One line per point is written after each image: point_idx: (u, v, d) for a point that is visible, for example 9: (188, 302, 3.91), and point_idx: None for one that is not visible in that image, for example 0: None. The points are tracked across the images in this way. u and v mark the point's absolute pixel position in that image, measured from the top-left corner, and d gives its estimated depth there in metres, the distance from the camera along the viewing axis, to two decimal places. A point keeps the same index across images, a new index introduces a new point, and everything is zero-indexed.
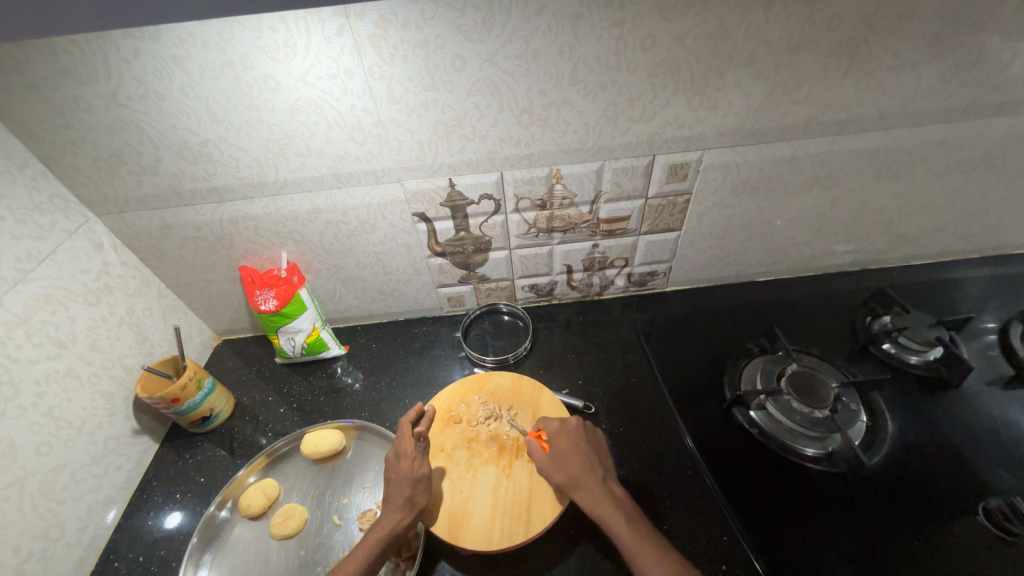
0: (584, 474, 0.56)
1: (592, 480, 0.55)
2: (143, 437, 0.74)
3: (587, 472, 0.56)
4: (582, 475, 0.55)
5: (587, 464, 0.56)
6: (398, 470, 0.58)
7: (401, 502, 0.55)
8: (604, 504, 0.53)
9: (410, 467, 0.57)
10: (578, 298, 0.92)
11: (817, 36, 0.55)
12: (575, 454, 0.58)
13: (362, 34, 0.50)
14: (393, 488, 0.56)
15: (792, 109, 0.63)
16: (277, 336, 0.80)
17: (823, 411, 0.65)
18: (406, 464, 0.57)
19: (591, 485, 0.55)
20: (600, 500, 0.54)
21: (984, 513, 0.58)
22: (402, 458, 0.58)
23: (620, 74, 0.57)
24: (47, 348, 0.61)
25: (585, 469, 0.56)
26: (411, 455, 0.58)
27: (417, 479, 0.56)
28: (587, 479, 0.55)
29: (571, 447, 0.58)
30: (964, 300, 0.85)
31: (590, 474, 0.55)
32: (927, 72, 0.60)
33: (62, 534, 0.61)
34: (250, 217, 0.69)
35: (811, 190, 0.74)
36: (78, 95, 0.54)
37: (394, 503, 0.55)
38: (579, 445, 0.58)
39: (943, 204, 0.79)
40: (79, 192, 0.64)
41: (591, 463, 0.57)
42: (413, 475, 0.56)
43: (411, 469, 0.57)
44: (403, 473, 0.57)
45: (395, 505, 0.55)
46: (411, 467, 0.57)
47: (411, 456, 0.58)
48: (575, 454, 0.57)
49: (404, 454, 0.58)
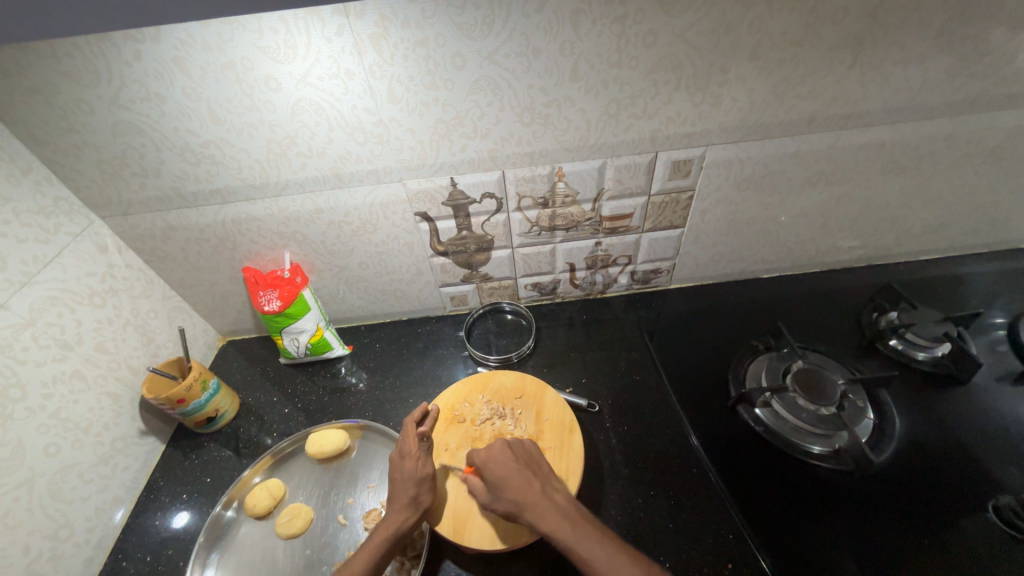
0: (522, 493, 0.53)
1: (529, 499, 0.52)
2: (150, 438, 0.74)
3: (524, 491, 0.53)
4: (518, 496, 0.53)
5: (520, 483, 0.54)
6: (402, 469, 0.58)
7: (406, 501, 0.55)
8: (546, 517, 0.51)
9: (415, 466, 0.57)
10: (581, 297, 0.91)
11: (821, 29, 0.55)
12: (507, 475, 0.55)
13: (363, 33, 0.50)
14: (397, 487, 0.57)
15: (797, 104, 0.62)
16: (281, 337, 0.80)
17: (829, 408, 0.64)
18: (411, 463, 0.58)
19: (529, 502, 0.52)
20: (543, 515, 0.51)
21: (994, 510, 0.58)
22: (406, 458, 0.59)
23: (622, 70, 0.57)
24: (54, 350, 0.61)
25: (518, 488, 0.53)
26: (416, 453, 0.59)
27: (423, 478, 0.57)
28: (525, 498, 0.53)
29: (503, 470, 0.56)
30: (972, 296, 0.84)
31: (528, 492, 0.53)
32: (933, 65, 0.60)
33: (71, 533, 0.62)
34: (253, 218, 0.69)
35: (816, 185, 0.74)
36: (81, 98, 0.54)
37: (399, 502, 0.55)
38: (510, 466, 0.56)
39: (950, 199, 0.78)
40: (84, 195, 0.64)
41: (525, 479, 0.54)
42: (418, 474, 0.57)
43: (416, 469, 0.57)
44: (408, 472, 0.57)
45: (400, 504, 0.55)
46: (416, 466, 0.57)
47: (416, 455, 0.59)
48: (505, 478, 0.55)
49: (408, 454, 0.59)
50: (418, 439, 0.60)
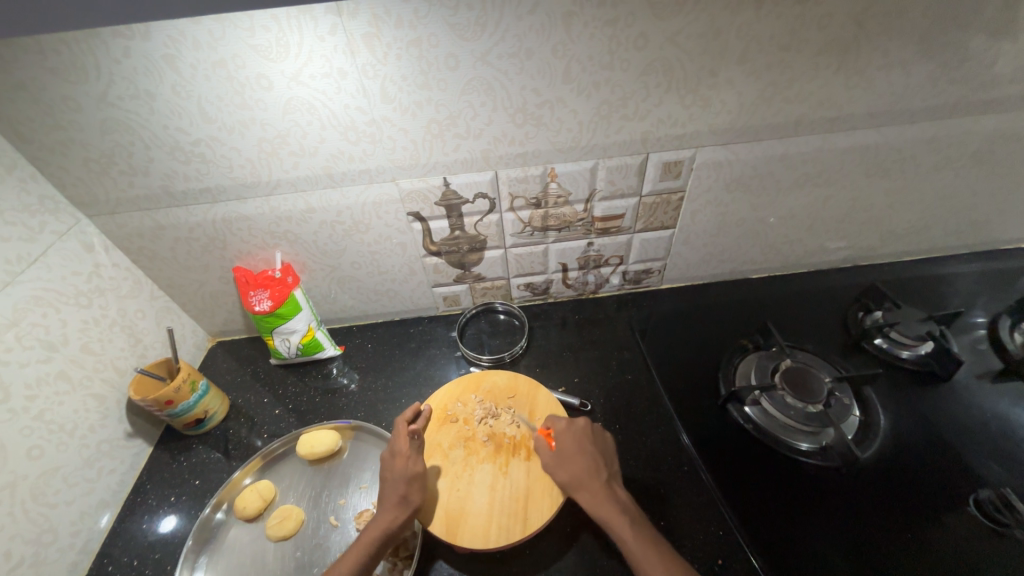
0: (587, 474, 0.56)
1: (594, 482, 0.55)
2: (137, 440, 0.73)
3: (591, 472, 0.56)
4: (585, 476, 0.56)
5: (591, 465, 0.57)
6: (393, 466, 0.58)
7: (398, 499, 0.55)
8: (607, 506, 0.53)
9: (406, 462, 0.58)
10: (573, 297, 0.92)
11: (807, 35, 0.56)
12: (580, 453, 0.58)
13: (355, 33, 0.50)
14: (388, 484, 0.57)
15: (784, 108, 0.63)
16: (272, 337, 0.80)
17: (817, 405, 0.65)
18: (401, 459, 0.58)
19: (594, 485, 0.55)
20: (605, 502, 0.54)
21: (975, 505, 0.59)
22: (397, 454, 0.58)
23: (614, 72, 0.57)
24: (38, 351, 0.60)
25: (586, 470, 0.56)
26: (407, 450, 0.59)
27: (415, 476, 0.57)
28: (590, 481, 0.55)
29: (577, 446, 0.59)
30: (954, 296, 0.86)
31: (592, 477, 0.56)
32: (915, 70, 0.61)
33: (55, 538, 0.61)
34: (243, 217, 0.68)
35: (803, 187, 0.75)
36: (67, 95, 0.53)
37: (389, 500, 0.55)
38: (585, 446, 0.59)
39: (933, 201, 0.80)
40: (69, 193, 0.63)
41: (593, 464, 0.57)
42: (410, 471, 0.57)
43: (406, 467, 0.57)
44: (400, 470, 0.57)
45: (392, 502, 0.55)
46: (408, 463, 0.58)
47: (407, 452, 0.58)
48: (576, 456, 0.58)
49: (400, 451, 0.59)
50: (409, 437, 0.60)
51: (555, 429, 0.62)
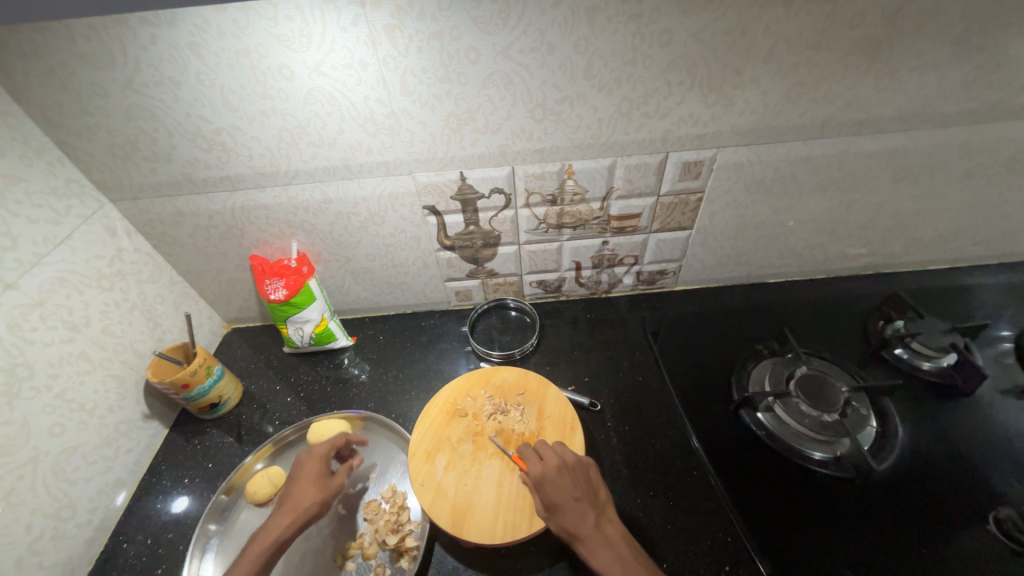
0: (577, 522, 0.52)
1: (586, 531, 0.51)
2: (153, 422, 0.75)
3: (580, 520, 0.52)
4: (575, 526, 0.52)
5: (578, 512, 0.52)
6: (304, 467, 0.61)
7: (297, 506, 0.57)
8: (602, 555, 0.50)
9: (317, 468, 0.61)
10: (585, 296, 0.91)
11: (838, 34, 0.54)
12: (564, 499, 0.53)
13: (377, 24, 0.50)
14: (295, 489, 0.59)
15: (810, 108, 0.62)
16: (286, 325, 0.81)
17: (832, 414, 0.64)
18: (315, 460, 0.61)
19: (585, 534, 0.51)
20: (602, 553, 0.50)
21: (995, 522, 0.57)
22: (312, 456, 0.62)
23: (636, 69, 0.56)
24: (61, 331, 0.61)
25: (575, 517, 0.52)
26: (323, 456, 0.62)
27: (325, 485, 0.59)
28: (582, 530, 0.51)
29: (559, 491, 0.54)
30: (979, 308, 0.83)
31: (583, 524, 0.51)
32: (949, 73, 0.59)
33: (73, 513, 0.62)
34: (262, 206, 0.69)
35: (827, 191, 0.73)
36: (95, 81, 0.54)
37: (292, 505, 0.57)
38: (568, 490, 0.54)
39: (962, 209, 0.78)
40: (95, 177, 0.65)
41: (581, 507, 0.53)
42: (320, 479, 0.60)
43: (314, 469, 0.61)
44: (310, 473, 0.60)
45: (294, 507, 0.57)
46: (320, 470, 0.61)
47: (322, 458, 0.62)
48: (562, 501, 0.53)
49: (317, 454, 0.62)
50: (329, 448, 0.63)
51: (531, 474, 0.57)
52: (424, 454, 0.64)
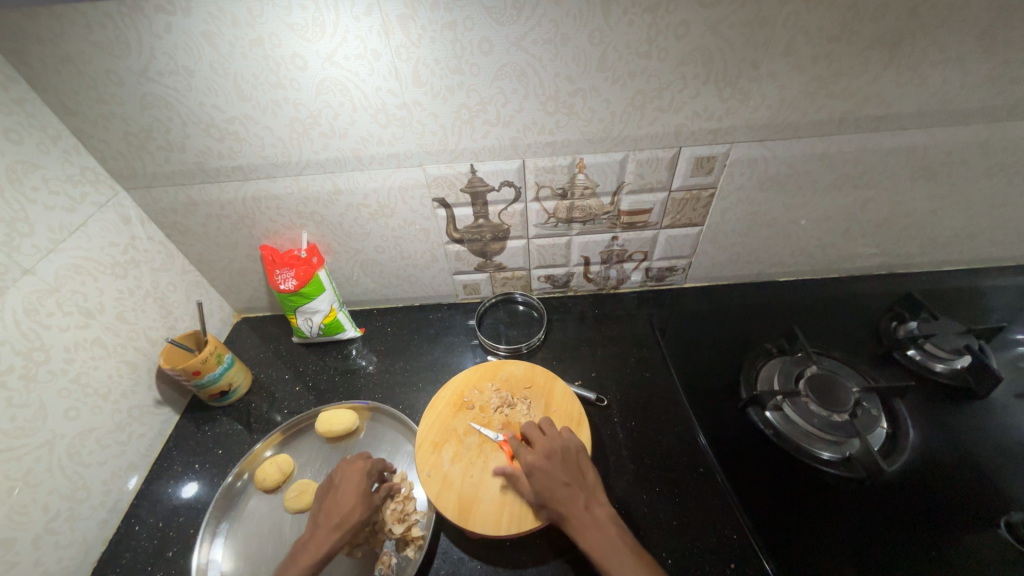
0: (564, 503, 0.52)
1: (574, 514, 0.51)
2: (164, 408, 0.76)
3: (568, 503, 0.52)
4: (562, 508, 0.52)
5: (565, 494, 0.53)
6: (348, 480, 0.59)
7: (344, 522, 0.55)
8: (589, 535, 0.50)
9: (362, 482, 0.59)
10: (593, 291, 0.91)
11: (859, 26, 0.53)
12: (552, 483, 0.54)
13: (391, 14, 0.50)
14: (341, 503, 0.57)
15: (828, 103, 0.61)
16: (295, 315, 0.81)
17: (842, 414, 0.63)
18: (359, 473, 0.59)
19: (572, 515, 0.51)
20: (591, 535, 0.50)
21: (1006, 526, 0.57)
22: (356, 468, 0.60)
23: (650, 62, 0.56)
24: (76, 317, 0.62)
25: (563, 500, 0.52)
26: (368, 471, 0.60)
27: (371, 503, 0.57)
28: (570, 512, 0.51)
29: (548, 475, 0.55)
30: (995, 310, 0.82)
31: (571, 508, 0.52)
32: (973, 68, 0.58)
33: (88, 495, 0.64)
34: (273, 196, 0.69)
35: (841, 188, 0.72)
36: (112, 69, 0.54)
37: (339, 520, 0.55)
38: (557, 474, 0.54)
39: (981, 209, 0.76)
40: (110, 166, 0.65)
41: (568, 491, 0.53)
42: (366, 494, 0.58)
43: (358, 481, 0.59)
44: (355, 487, 0.58)
45: (341, 523, 0.55)
46: (366, 485, 0.58)
47: (368, 473, 0.60)
48: (550, 487, 0.54)
49: (362, 467, 0.60)
50: (373, 464, 0.61)
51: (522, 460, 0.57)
52: (430, 445, 0.64)
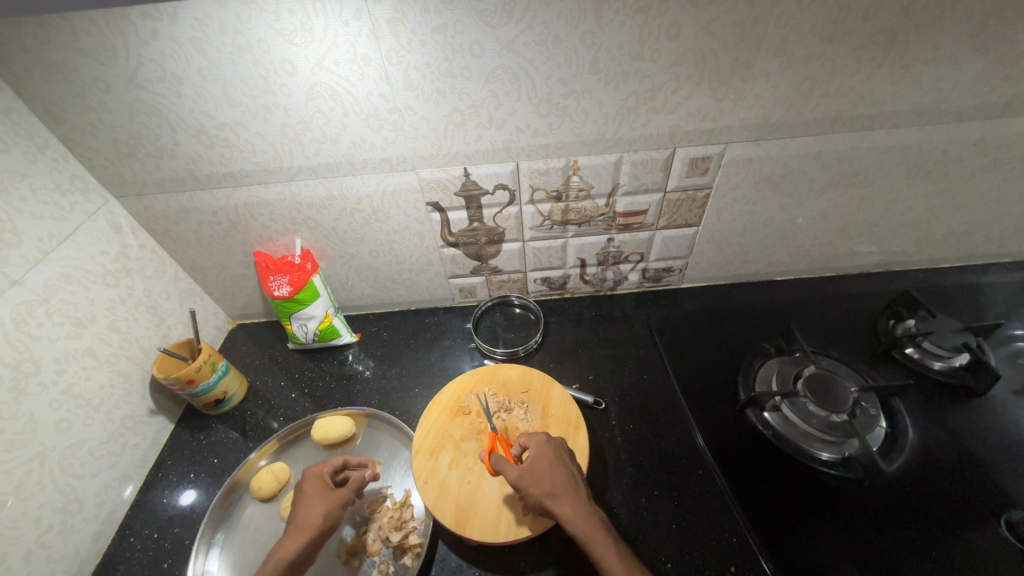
0: (568, 486, 0.52)
1: (575, 492, 0.52)
2: (158, 417, 0.75)
3: (572, 483, 0.53)
4: (565, 489, 0.52)
5: (569, 479, 0.53)
6: (305, 487, 0.58)
7: (305, 526, 0.53)
8: (589, 519, 0.49)
9: (320, 485, 0.58)
10: (590, 293, 0.91)
11: (852, 25, 0.53)
12: (558, 467, 0.54)
13: (380, 17, 0.50)
14: (301, 509, 0.55)
15: (822, 102, 0.60)
16: (290, 322, 0.81)
17: (840, 415, 0.63)
18: (316, 478, 0.58)
19: (573, 497, 0.51)
20: (587, 513, 0.50)
21: (1007, 526, 0.56)
22: (313, 475, 0.59)
23: (643, 63, 0.55)
24: (67, 327, 0.62)
25: (566, 479, 0.53)
26: (323, 473, 0.59)
27: (331, 498, 0.56)
28: (572, 493, 0.52)
29: (555, 459, 0.55)
30: (992, 307, 0.82)
31: (574, 490, 0.52)
32: (967, 66, 0.57)
33: (80, 507, 0.63)
34: (265, 203, 0.69)
35: (837, 188, 0.72)
36: (98, 77, 0.54)
37: (298, 524, 0.54)
38: (563, 461, 0.55)
39: (976, 206, 0.76)
40: (99, 174, 0.65)
41: (572, 475, 0.54)
42: (325, 494, 0.57)
43: (317, 486, 0.57)
44: (313, 490, 0.57)
45: (300, 526, 0.53)
46: (323, 486, 0.58)
47: (323, 475, 0.59)
48: (557, 465, 0.54)
49: (316, 472, 0.59)
50: (331, 466, 0.61)
51: (531, 442, 0.57)
52: (427, 451, 0.63)
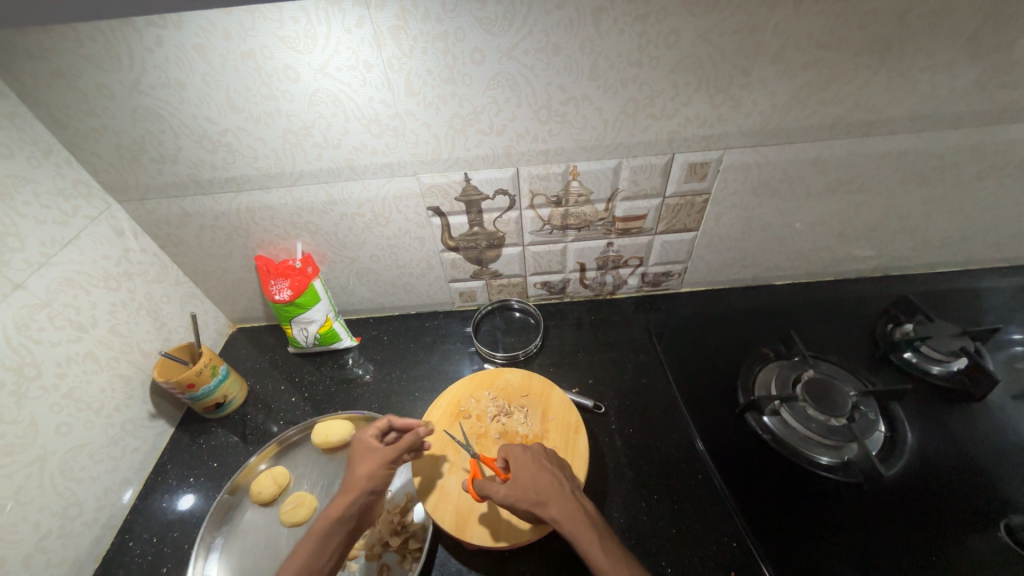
0: (553, 488, 0.52)
1: (560, 493, 0.52)
2: (159, 421, 0.75)
3: (557, 484, 0.53)
4: (549, 492, 0.52)
5: (553, 481, 0.53)
6: (356, 448, 0.58)
7: (351, 488, 0.53)
8: (576, 518, 0.49)
9: (368, 446, 0.57)
10: (590, 297, 0.91)
11: (848, 33, 0.53)
12: (540, 473, 0.54)
13: (382, 25, 0.50)
14: (350, 471, 0.55)
15: (819, 109, 0.61)
16: (290, 325, 0.81)
17: (840, 419, 0.63)
18: (363, 439, 0.58)
19: (558, 498, 0.51)
20: (571, 516, 0.50)
21: (1006, 530, 0.57)
22: (361, 436, 0.59)
23: (642, 70, 0.56)
24: (68, 331, 0.62)
25: (550, 482, 0.53)
26: (370, 435, 0.58)
27: (375, 459, 0.55)
28: (557, 494, 0.52)
29: (537, 466, 0.55)
30: (990, 311, 0.82)
31: (559, 492, 0.52)
32: (962, 73, 0.58)
33: (80, 511, 0.63)
34: (267, 207, 0.69)
35: (834, 193, 0.72)
36: (103, 83, 0.54)
37: (348, 484, 0.54)
38: (545, 465, 0.55)
39: (973, 211, 0.76)
40: (102, 178, 0.65)
41: (557, 477, 0.54)
42: (370, 455, 0.56)
43: (363, 448, 0.57)
44: (361, 452, 0.57)
45: (348, 486, 0.54)
46: (370, 446, 0.57)
47: (370, 436, 0.58)
48: (539, 470, 0.54)
49: (364, 434, 0.59)
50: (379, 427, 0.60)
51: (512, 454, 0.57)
52: (427, 455, 0.64)
